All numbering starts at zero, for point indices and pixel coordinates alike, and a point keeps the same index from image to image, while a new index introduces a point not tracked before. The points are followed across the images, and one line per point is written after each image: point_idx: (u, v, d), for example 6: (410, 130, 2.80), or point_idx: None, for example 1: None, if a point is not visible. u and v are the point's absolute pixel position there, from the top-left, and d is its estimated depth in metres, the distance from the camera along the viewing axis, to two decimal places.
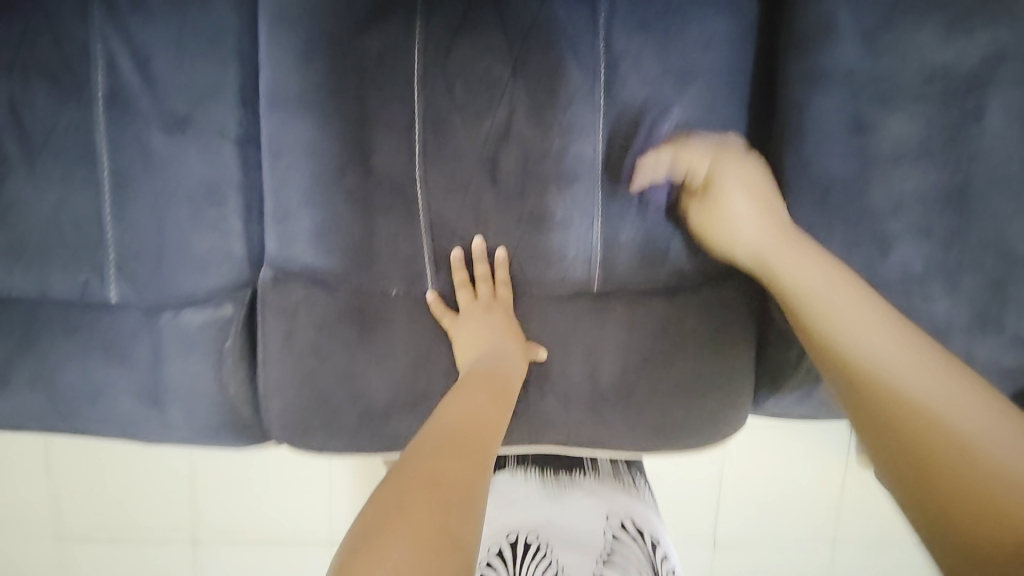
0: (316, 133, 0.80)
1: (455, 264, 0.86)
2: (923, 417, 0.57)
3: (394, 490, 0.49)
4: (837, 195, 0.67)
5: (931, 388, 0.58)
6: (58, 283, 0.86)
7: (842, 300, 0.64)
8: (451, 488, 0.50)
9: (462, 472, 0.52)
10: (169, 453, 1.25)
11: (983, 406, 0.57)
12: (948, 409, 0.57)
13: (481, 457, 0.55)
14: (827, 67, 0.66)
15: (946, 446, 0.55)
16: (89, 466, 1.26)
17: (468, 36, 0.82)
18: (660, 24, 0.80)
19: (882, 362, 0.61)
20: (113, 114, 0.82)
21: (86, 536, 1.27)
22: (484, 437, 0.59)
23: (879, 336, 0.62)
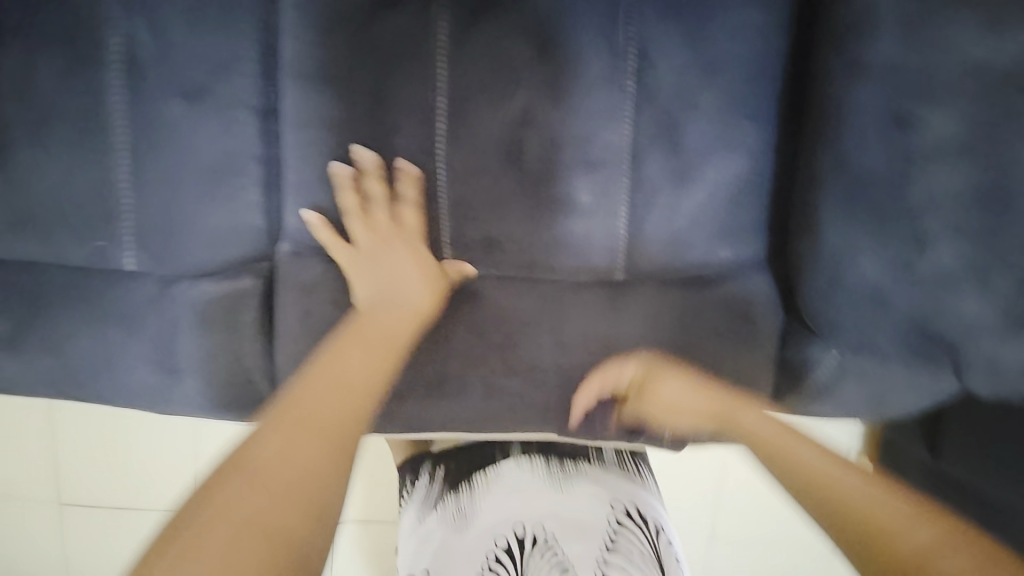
0: (340, 110, 0.80)
1: (341, 184, 0.81)
2: (832, 497, 0.58)
3: (218, 479, 0.51)
4: (872, 193, 0.64)
5: (806, 454, 0.63)
6: (71, 253, 0.84)
7: (756, 425, 0.70)
8: (289, 481, 0.52)
9: (302, 463, 0.53)
10: (173, 426, 1.26)
11: (857, 475, 0.59)
12: (845, 487, 0.58)
13: (332, 431, 0.57)
14: (866, 60, 0.63)
15: (846, 508, 0.57)
16: (94, 438, 1.26)
17: (495, 13, 0.80)
18: (694, 8, 0.78)
19: (766, 442, 0.67)
20: (129, 79, 0.79)
21: (88, 505, 1.28)
22: (343, 411, 0.59)
23: (811, 452, 0.63)
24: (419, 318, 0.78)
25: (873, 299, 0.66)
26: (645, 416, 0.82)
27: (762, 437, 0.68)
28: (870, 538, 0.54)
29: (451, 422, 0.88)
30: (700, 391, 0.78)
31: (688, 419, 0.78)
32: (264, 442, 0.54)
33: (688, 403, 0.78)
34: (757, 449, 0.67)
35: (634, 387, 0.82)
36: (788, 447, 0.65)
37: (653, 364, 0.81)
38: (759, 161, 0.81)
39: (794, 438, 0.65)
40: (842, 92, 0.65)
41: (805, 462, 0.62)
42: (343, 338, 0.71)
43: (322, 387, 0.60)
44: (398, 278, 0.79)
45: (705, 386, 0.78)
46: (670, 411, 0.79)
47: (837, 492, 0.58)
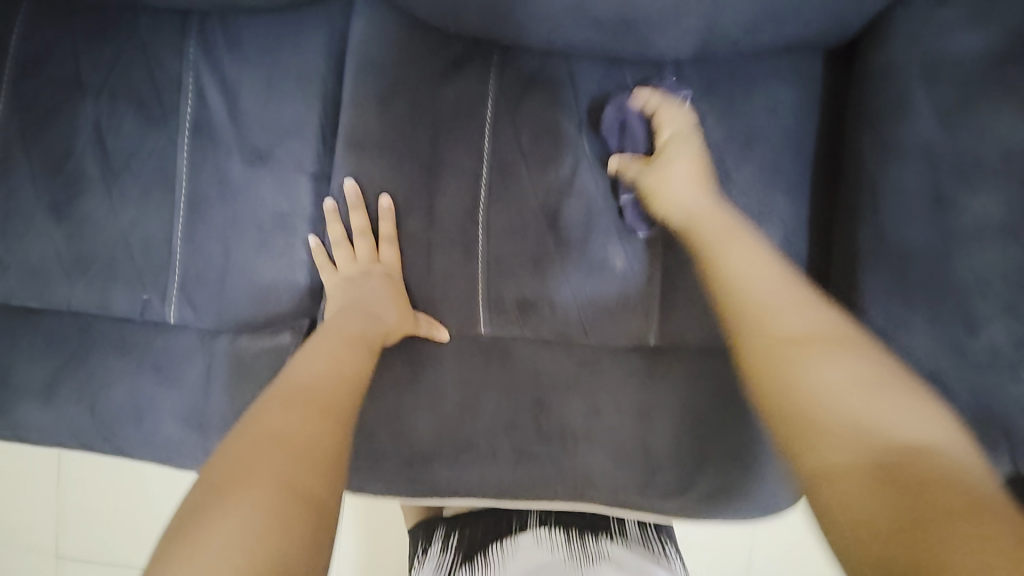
0: (387, 173, 0.82)
1: (329, 217, 0.82)
2: (811, 419, 0.48)
3: (233, 452, 0.50)
4: (919, 269, 0.63)
5: (836, 365, 0.51)
6: (119, 302, 0.87)
7: (751, 288, 0.59)
8: (294, 448, 0.51)
9: (316, 436, 0.53)
10: (181, 481, 1.22)
11: (923, 411, 0.47)
12: (853, 410, 0.47)
13: (332, 410, 0.57)
14: (903, 142, 0.65)
15: (878, 436, 0.45)
16: (101, 487, 1.23)
17: (539, 88, 0.85)
18: (729, 88, 0.82)
19: (803, 337, 0.54)
20: (195, 141, 0.84)
21: (85, 560, 1.23)
22: (338, 389, 0.61)
23: (846, 363, 0.51)
24: (390, 330, 0.77)
25: (929, 378, 0.63)
26: (670, 214, 0.75)
27: (794, 330, 0.55)
28: (895, 484, 0.42)
29: (480, 488, 0.85)
30: (721, 219, 0.70)
31: (688, 210, 0.73)
32: (282, 417, 0.54)
33: (754, 269, 0.62)
34: (731, 307, 0.59)
35: (663, 145, 0.79)
36: (815, 349, 0.53)
37: (685, 141, 0.78)
38: (798, 229, 0.79)
39: (835, 348, 0.53)
40: (878, 172, 0.67)
41: (798, 330, 0.55)
42: (316, 337, 0.70)
43: (313, 368, 0.63)
44: (361, 300, 0.77)
45: (724, 209, 0.72)
46: (736, 266, 0.63)
47: (828, 419, 0.47)
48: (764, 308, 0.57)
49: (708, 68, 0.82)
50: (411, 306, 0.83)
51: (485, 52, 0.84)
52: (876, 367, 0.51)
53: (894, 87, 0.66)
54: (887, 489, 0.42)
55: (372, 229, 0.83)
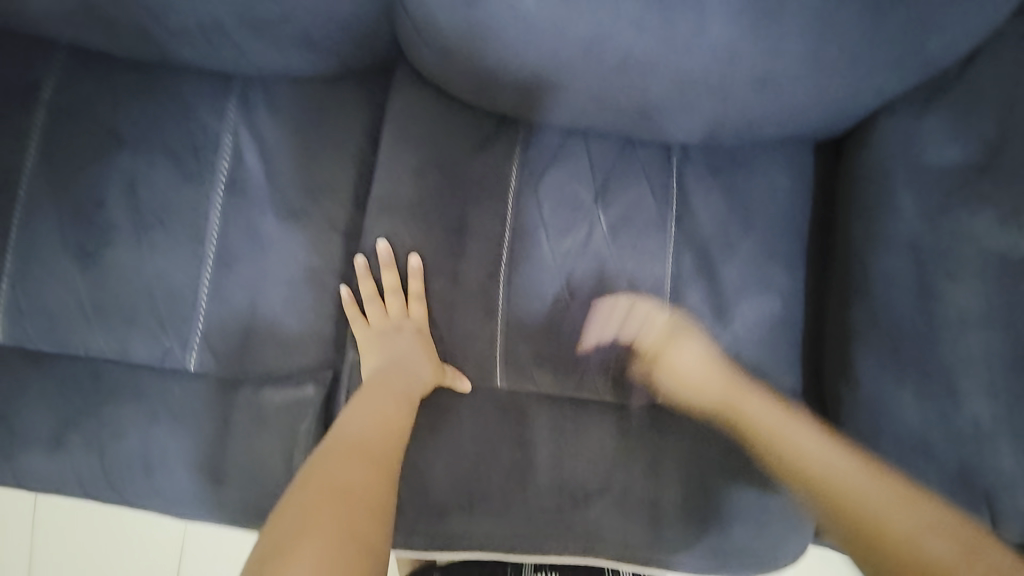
0: (416, 235, 0.87)
1: (359, 271, 0.86)
2: (893, 546, 0.59)
3: (296, 496, 0.58)
4: (908, 349, 0.71)
5: (880, 501, 0.63)
6: (139, 349, 0.88)
7: (758, 410, 0.78)
8: (354, 499, 0.58)
9: (367, 483, 0.61)
10: (163, 528, 1.19)
11: (919, 507, 0.61)
12: (911, 530, 0.59)
13: (383, 463, 0.65)
14: (888, 234, 0.74)
15: (923, 544, 0.58)
16: (78, 532, 1.19)
17: (560, 160, 0.91)
18: (730, 169, 0.90)
19: (765, 423, 0.76)
20: (230, 197, 0.88)
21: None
22: (385, 443, 0.68)
23: (875, 488, 0.65)
24: (427, 386, 0.81)
25: (919, 448, 0.70)
26: (677, 394, 0.84)
27: (817, 471, 0.69)
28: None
29: (494, 543, 0.86)
30: (746, 392, 0.80)
31: (708, 397, 0.81)
32: (337, 467, 0.62)
33: (767, 420, 0.77)
34: (778, 449, 0.74)
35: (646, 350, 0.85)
36: (904, 531, 0.59)
37: (664, 346, 0.84)
38: (792, 299, 0.88)
39: (868, 478, 0.66)
40: (869, 260, 0.75)
41: (759, 420, 0.77)
42: (362, 392, 0.77)
43: (362, 424, 0.70)
44: (395, 360, 0.82)
45: (731, 371, 0.82)
46: (671, 373, 0.83)
47: (896, 538, 0.59)
48: (815, 473, 0.69)
49: (711, 151, 0.91)
50: (438, 358, 0.86)
51: (512, 126, 0.91)
52: (894, 491, 0.64)
53: (880, 187, 0.76)
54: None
55: (401, 285, 0.88)
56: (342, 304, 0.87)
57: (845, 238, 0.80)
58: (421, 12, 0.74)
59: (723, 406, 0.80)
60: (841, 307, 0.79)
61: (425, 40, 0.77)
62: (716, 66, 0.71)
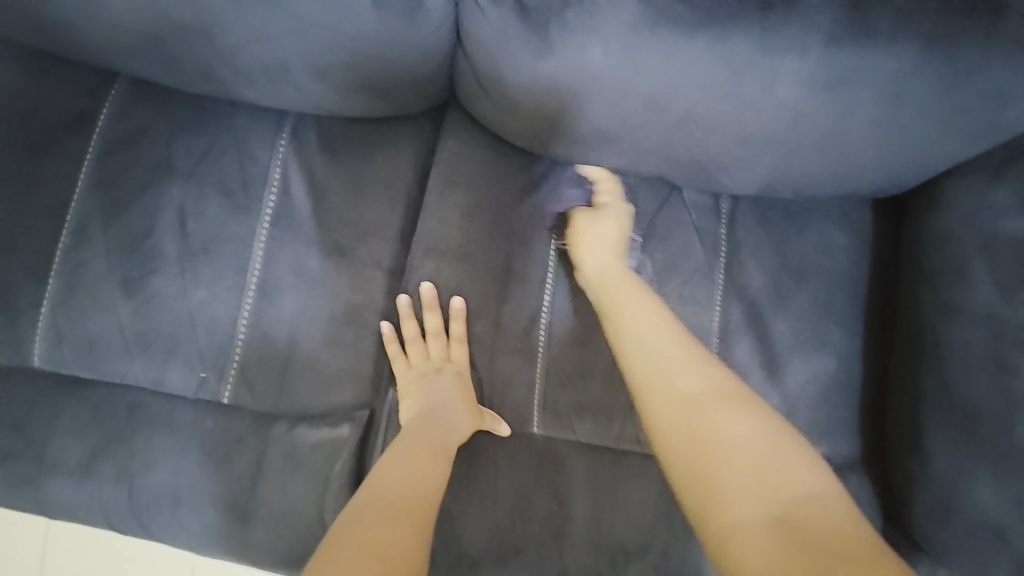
0: (460, 277, 0.86)
1: (402, 310, 0.85)
2: (727, 478, 0.54)
3: (332, 559, 0.53)
4: (984, 428, 0.68)
5: (740, 436, 0.57)
6: (174, 380, 0.87)
7: (690, 384, 0.64)
8: (392, 563, 0.53)
9: (404, 542, 0.56)
10: (173, 556, 1.16)
11: (776, 440, 0.57)
12: (748, 462, 0.55)
13: (421, 523, 0.60)
14: (964, 304, 0.72)
15: (757, 482, 0.53)
16: (87, 554, 1.17)
17: (605, 202, 0.89)
18: (782, 221, 0.88)
19: (699, 403, 0.62)
20: (275, 231, 0.88)
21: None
22: (422, 500, 0.64)
23: (732, 411, 0.60)
24: (462, 436, 0.78)
25: (994, 534, 0.66)
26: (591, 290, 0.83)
27: (668, 367, 0.67)
28: (780, 522, 0.49)
29: None
30: (633, 292, 0.79)
31: (624, 308, 0.76)
32: (372, 525, 0.57)
33: (652, 339, 0.71)
34: (663, 415, 0.62)
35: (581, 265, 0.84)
36: (744, 449, 0.56)
37: (592, 238, 0.85)
38: (848, 360, 0.84)
39: (729, 407, 0.61)
40: (944, 332, 0.73)
41: (685, 388, 0.64)
42: (399, 443, 0.74)
43: (399, 479, 0.66)
44: (435, 407, 0.80)
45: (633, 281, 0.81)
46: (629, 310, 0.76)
47: (724, 471, 0.55)
48: (660, 369, 0.67)
49: (763, 202, 0.89)
50: (476, 402, 0.83)
51: (558, 168, 0.90)
52: (758, 427, 0.59)
53: (951, 252, 0.74)
54: (782, 536, 0.48)
55: (443, 326, 0.86)
56: (383, 341, 0.86)
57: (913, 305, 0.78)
58: (482, 61, 0.74)
59: (633, 345, 0.71)
60: (909, 381, 0.77)
61: (484, 88, 0.78)
62: (781, 125, 0.70)
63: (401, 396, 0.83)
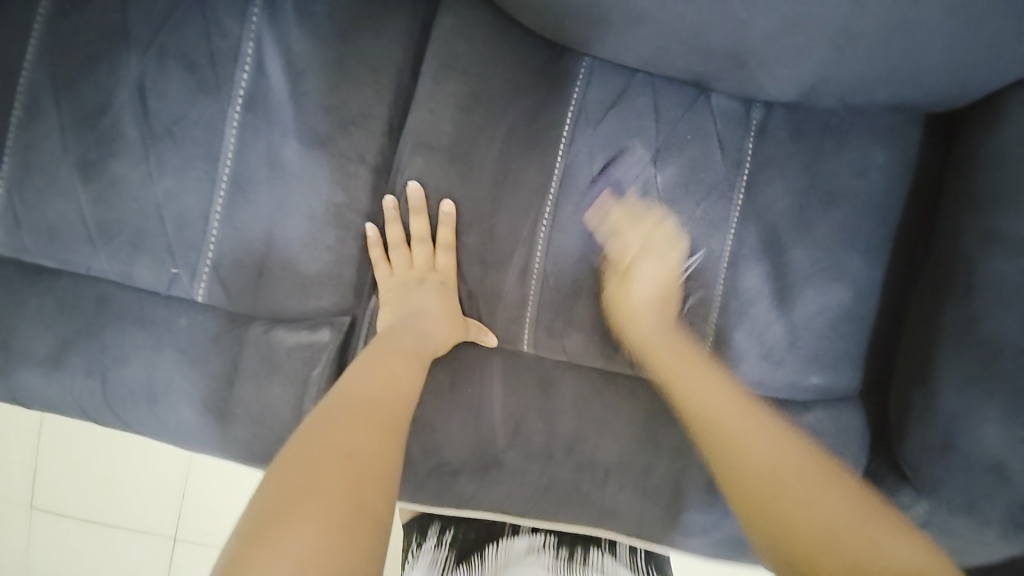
0: (452, 179, 0.78)
1: (388, 213, 0.78)
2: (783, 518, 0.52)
3: (297, 456, 0.51)
4: (1006, 366, 0.64)
5: (754, 448, 0.59)
6: (144, 273, 0.81)
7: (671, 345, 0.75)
8: (359, 464, 0.51)
9: (374, 448, 0.54)
10: (169, 456, 1.18)
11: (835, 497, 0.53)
12: (807, 520, 0.51)
13: (391, 426, 0.58)
14: (1006, 234, 0.67)
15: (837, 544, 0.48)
16: (82, 446, 1.18)
17: (621, 102, 0.79)
18: (817, 135, 0.78)
19: (739, 436, 0.61)
20: (248, 114, 0.78)
21: (61, 518, 1.18)
22: (394, 403, 0.61)
23: (727, 401, 0.66)
24: (439, 349, 0.74)
25: (994, 472, 0.65)
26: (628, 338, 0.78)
27: (723, 409, 0.65)
28: (764, 517, 0.53)
29: (504, 508, 0.82)
30: (676, 340, 0.76)
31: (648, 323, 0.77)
32: (339, 427, 0.55)
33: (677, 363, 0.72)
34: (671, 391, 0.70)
35: (630, 261, 0.79)
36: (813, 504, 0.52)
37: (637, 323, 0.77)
38: (864, 293, 0.79)
39: (812, 482, 0.55)
40: (979, 264, 0.68)
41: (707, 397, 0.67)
42: (370, 350, 0.69)
43: (369, 381, 0.63)
44: (413, 315, 0.75)
45: (682, 339, 0.77)
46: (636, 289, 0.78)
47: (793, 517, 0.51)
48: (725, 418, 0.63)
49: (798, 112, 0.79)
50: (460, 314, 0.79)
51: (571, 59, 0.79)
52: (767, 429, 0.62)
53: (1006, 176, 0.68)
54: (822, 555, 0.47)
55: (431, 233, 0.80)
56: (366, 245, 0.80)
57: (946, 234, 0.73)
58: None
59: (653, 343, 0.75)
60: (926, 317, 0.73)
61: None
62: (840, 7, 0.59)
63: (381, 303, 0.78)
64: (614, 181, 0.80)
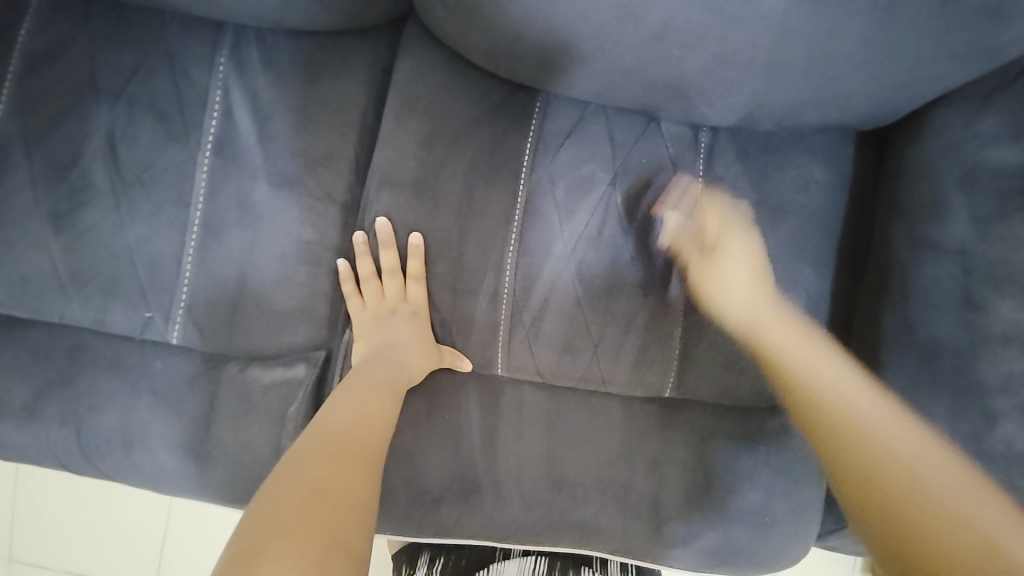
0: (420, 212, 0.81)
1: (358, 248, 0.81)
2: (887, 481, 0.54)
3: (274, 493, 0.51)
4: (946, 364, 0.68)
5: (868, 439, 0.59)
6: (117, 319, 0.82)
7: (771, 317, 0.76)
8: (336, 499, 0.51)
9: (351, 481, 0.54)
10: (149, 501, 1.16)
11: (939, 454, 0.57)
12: (896, 458, 0.56)
13: (367, 459, 0.58)
14: (935, 240, 0.72)
15: (880, 477, 0.55)
16: (60, 496, 1.16)
17: (577, 132, 0.84)
18: (762, 155, 0.84)
19: (865, 436, 0.59)
20: (218, 160, 0.81)
21: (39, 571, 1.15)
22: (368, 438, 0.62)
23: (908, 436, 0.59)
24: (413, 378, 0.76)
25: None
26: (713, 305, 0.81)
27: (830, 384, 0.67)
28: (875, 509, 0.53)
29: (486, 532, 0.83)
30: (782, 320, 0.76)
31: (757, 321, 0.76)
32: (316, 462, 0.55)
33: (790, 338, 0.74)
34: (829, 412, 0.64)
35: (716, 239, 0.81)
36: (874, 444, 0.58)
37: (732, 316, 0.79)
38: (817, 300, 0.83)
39: (904, 432, 0.60)
40: (914, 269, 0.73)
41: (817, 400, 0.66)
42: (343, 386, 0.70)
43: (343, 417, 0.64)
44: (387, 347, 0.77)
45: (779, 304, 0.78)
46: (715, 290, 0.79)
47: (885, 469, 0.55)
48: (837, 393, 0.65)
49: (743, 134, 0.84)
50: (433, 342, 0.81)
51: (527, 93, 0.84)
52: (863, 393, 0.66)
53: (931, 186, 0.73)
54: (915, 504, 0.51)
55: (401, 264, 0.82)
56: (338, 280, 0.82)
57: (886, 242, 0.78)
58: None
59: (799, 369, 0.70)
60: (873, 320, 0.77)
61: None
62: (765, 43, 0.64)
63: (354, 338, 0.80)
64: (637, 228, 0.83)
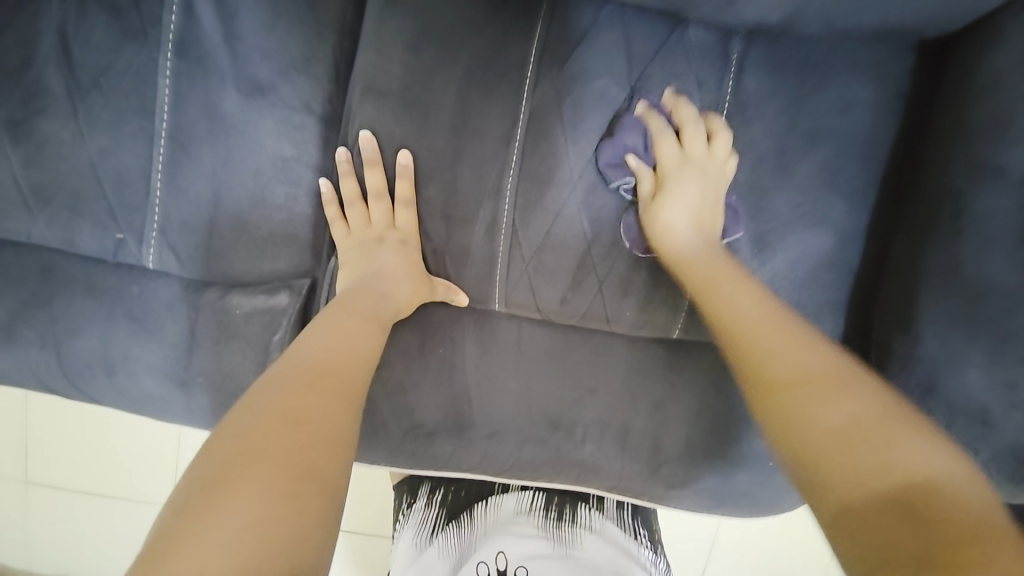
0: (408, 128, 0.72)
1: (342, 166, 0.73)
2: (803, 410, 0.47)
3: (244, 417, 0.46)
4: (988, 307, 0.62)
5: (847, 400, 0.47)
6: (88, 241, 0.76)
7: (746, 310, 0.59)
8: (312, 430, 0.46)
9: (329, 408, 0.49)
10: (155, 429, 1.17)
11: (862, 386, 0.49)
12: (827, 421, 0.46)
13: (350, 390, 0.53)
14: (998, 166, 0.63)
15: (845, 437, 0.44)
16: (69, 422, 1.17)
17: (587, 37, 0.73)
18: (801, 68, 0.72)
19: (801, 379, 0.50)
20: (181, 63, 0.72)
21: (53, 492, 1.18)
22: (352, 368, 0.56)
23: (807, 357, 0.52)
24: (401, 310, 0.71)
25: (976, 418, 0.62)
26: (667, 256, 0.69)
27: (812, 371, 0.50)
28: (816, 479, 0.44)
29: (480, 467, 0.81)
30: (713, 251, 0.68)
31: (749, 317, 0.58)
32: (289, 388, 0.50)
33: (743, 305, 0.60)
34: (750, 363, 0.54)
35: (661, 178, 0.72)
36: (807, 395, 0.48)
37: (676, 255, 0.68)
38: (848, 238, 0.75)
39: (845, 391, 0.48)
40: (965, 200, 0.65)
41: (805, 365, 0.51)
42: (326, 312, 0.64)
43: (323, 343, 0.58)
44: (373, 277, 0.71)
45: (723, 257, 0.68)
46: (662, 234, 0.70)
47: (806, 405, 0.47)
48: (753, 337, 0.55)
49: (781, 42, 0.73)
50: (425, 273, 0.75)
51: None
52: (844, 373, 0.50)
53: (997, 103, 0.64)
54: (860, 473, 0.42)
55: (388, 189, 0.75)
56: (321, 203, 0.75)
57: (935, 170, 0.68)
58: None
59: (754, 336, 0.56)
60: (909, 258, 0.70)
61: None
62: None
63: (339, 265, 0.73)
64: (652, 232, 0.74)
